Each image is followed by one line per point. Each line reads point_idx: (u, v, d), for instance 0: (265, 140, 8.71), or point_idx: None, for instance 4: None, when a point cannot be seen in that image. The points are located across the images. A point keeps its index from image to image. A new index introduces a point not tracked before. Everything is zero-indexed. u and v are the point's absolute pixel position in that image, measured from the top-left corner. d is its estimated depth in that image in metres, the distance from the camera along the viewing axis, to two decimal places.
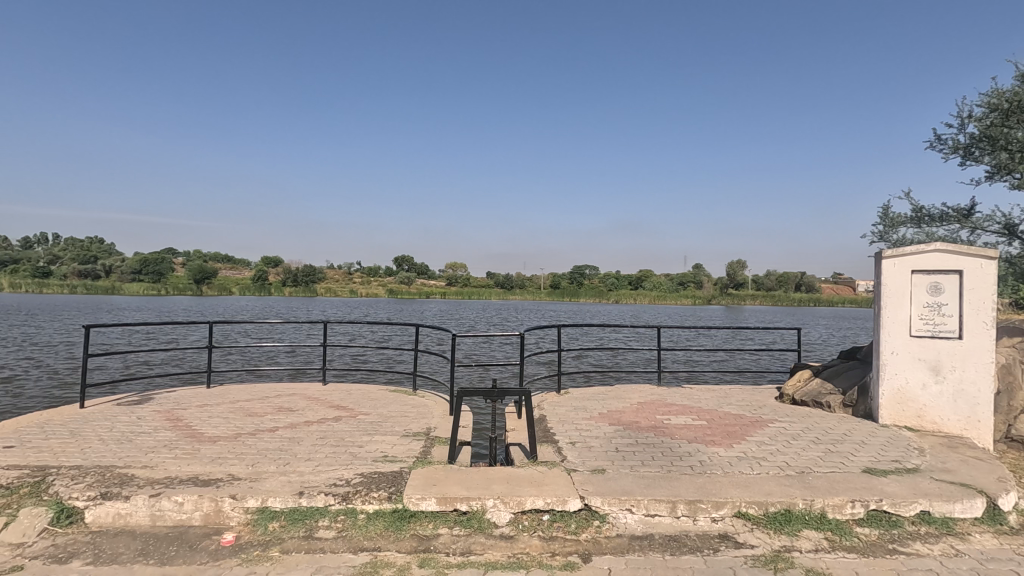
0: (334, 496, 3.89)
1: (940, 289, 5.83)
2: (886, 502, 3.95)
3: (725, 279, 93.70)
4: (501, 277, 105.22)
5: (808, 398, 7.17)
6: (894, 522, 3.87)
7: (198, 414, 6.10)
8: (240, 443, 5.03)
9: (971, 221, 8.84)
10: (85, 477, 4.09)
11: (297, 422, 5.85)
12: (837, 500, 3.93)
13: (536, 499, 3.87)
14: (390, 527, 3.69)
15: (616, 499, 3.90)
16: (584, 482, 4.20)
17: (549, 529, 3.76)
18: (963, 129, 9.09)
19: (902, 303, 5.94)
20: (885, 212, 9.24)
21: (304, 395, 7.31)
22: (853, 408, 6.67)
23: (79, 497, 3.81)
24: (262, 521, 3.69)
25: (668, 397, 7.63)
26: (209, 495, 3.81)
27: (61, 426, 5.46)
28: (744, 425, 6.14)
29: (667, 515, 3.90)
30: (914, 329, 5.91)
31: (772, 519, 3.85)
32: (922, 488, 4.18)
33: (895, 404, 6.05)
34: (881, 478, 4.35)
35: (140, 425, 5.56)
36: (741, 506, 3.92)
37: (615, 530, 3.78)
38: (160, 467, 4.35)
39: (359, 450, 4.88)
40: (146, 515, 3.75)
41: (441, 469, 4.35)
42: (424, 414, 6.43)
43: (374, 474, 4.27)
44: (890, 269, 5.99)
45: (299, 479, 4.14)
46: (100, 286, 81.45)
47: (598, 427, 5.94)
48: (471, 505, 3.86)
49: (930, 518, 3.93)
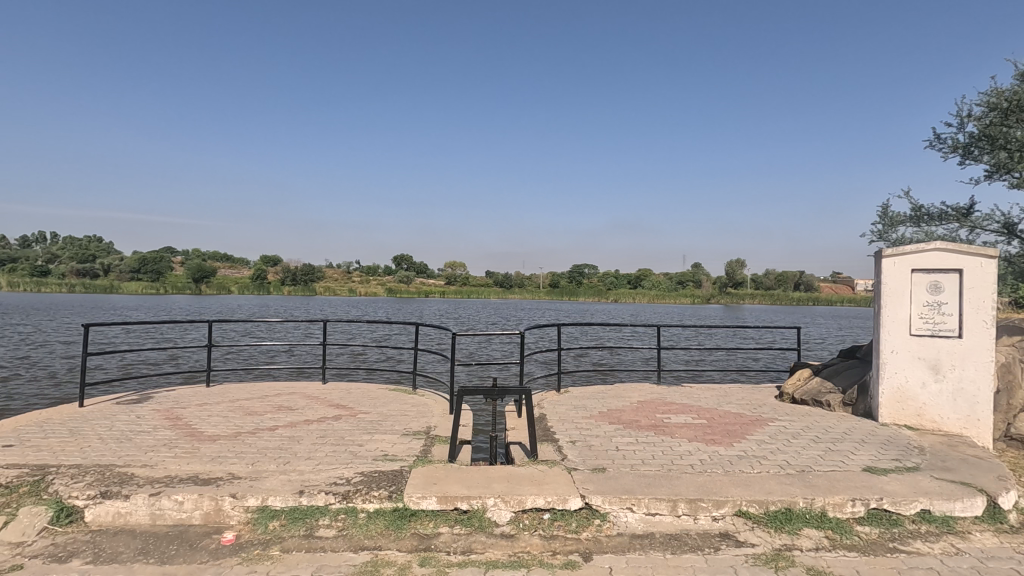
0: (335, 495, 3.89)
1: (940, 287, 5.83)
2: (886, 501, 3.95)
3: (725, 278, 93.70)
4: (500, 276, 105.09)
5: (807, 397, 7.17)
6: (894, 521, 3.88)
7: (198, 413, 6.09)
8: (240, 442, 5.02)
9: (970, 220, 8.85)
10: (85, 476, 4.08)
11: (297, 421, 5.85)
12: (837, 499, 3.93)
13: (536, 498, 3.87)
14: (391, 526, 3.68)
15: (617, 498, 3.90)
16: (584, 481, 4.19)
17: (550, 528, 3.76)
18: (963, 128, 9.10)
19: (901, 302, 5.94)
20: (885, 211, 9.25)
21: (304, 393, 7.31)
22: (853, 407, 6.68)
23: (78, 495, 3.80)
24: (262, 520, 3.68)
25: (668, 396, 7.64)
26: (209, 494, 3.80)
27: (61, 425, 5.45)
28: (744, 424, 6.14)
29: (667, 514, 3.90)
30: (914, 328, 5.91)
31: (773, 518, 3.85)
32: (922, 487, 4.18)
33: (895, 403, 6.06)
34: (881, 477, 4.36)
35: (139, 424, 5.55)
36: (741, 505, 3.92)
37: (615, 529, 3.78)
38: (160, 466, 4.34)
39: (360, 449, 4.87)
40: (146, 514, 3.75)
41: (441, 468, 4.34)
42: (425, 413, 6.43)
43: (375, 473, 4.27)
44: (890, 268, 6.00)
45: (299, 478, 4.13)
46: (99, 284, 81.35)
47: (598, 426, 5.94)
48: (472, 504, 3.86)
49: (930, 516, 3.93)
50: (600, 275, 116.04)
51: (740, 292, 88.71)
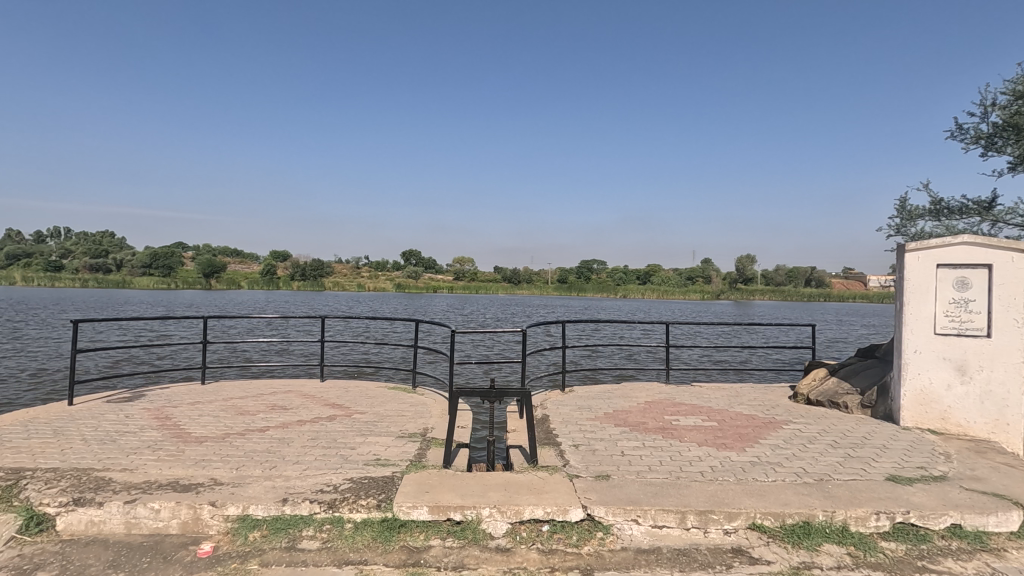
0: (321, 504, 3.66)
1: (967, 284, 5.51)
2: (913, 514, 3.66)
3: (734, 273, 93.03)
4: (506, 272, 104.72)
5: (822, 399, 6.85)
6: (922, 536, 3.58)
7: (188, 412, 5.89)
8: (227, 444, 4.80)
9: (992, 214, 8.47)
10: (61, 480, 3.89)
11: (289, 421, 5.64)
12: (859, 512, 3.65)
13: (534, 509, 3.63)
14: (378, 538, 3.44)
15: (621, 509, 3.65)
16: (586, 489, 3.94)
17: (549, 540, 3.50)
18: (986, 116, 8.71)
19: (926, 299, 5.62)
20: (902, 205, 8.89)
21: (300, 392, 7.08)
22: (871, 410, 6.36)
23: (50, 503, 3.60)
24: (242, 531, 3.45)
25: (677, 397, 7.33)
26: (187, 502, 3.59)
27: (45, 425, 5.26)
28: (756, 427, 5.84)
29: (675, 526, 3.64)
30: (939, 327, 5.58)
31: (790, 532, 3.56)
32: (951, 499, 3.88)
33: (917, 406, 5.73)
34: (906, 488, 4.05)
35: (127, 425, 5.35)
36: (755, 517, 3.65)
37: (619, 542, 3.50)
38: (140, 470, 4.13)
39: (351, 452, 4.64)
40: (121, 522, 3.55)
41: (434, 475, 4.10)
42: (423, 413, 6.20)
43: (364, 479, 4.03)
44: (912, 264, 5.69)
45: (284, 485, 3.90)
46: (111, 279, 82.54)
47: (603, 428, 5.68)
48: (466, 515, 3.61)
49: (961, 532, 3.63)
50: (609, 270, 115.36)
51: (750, 288, 88.13)
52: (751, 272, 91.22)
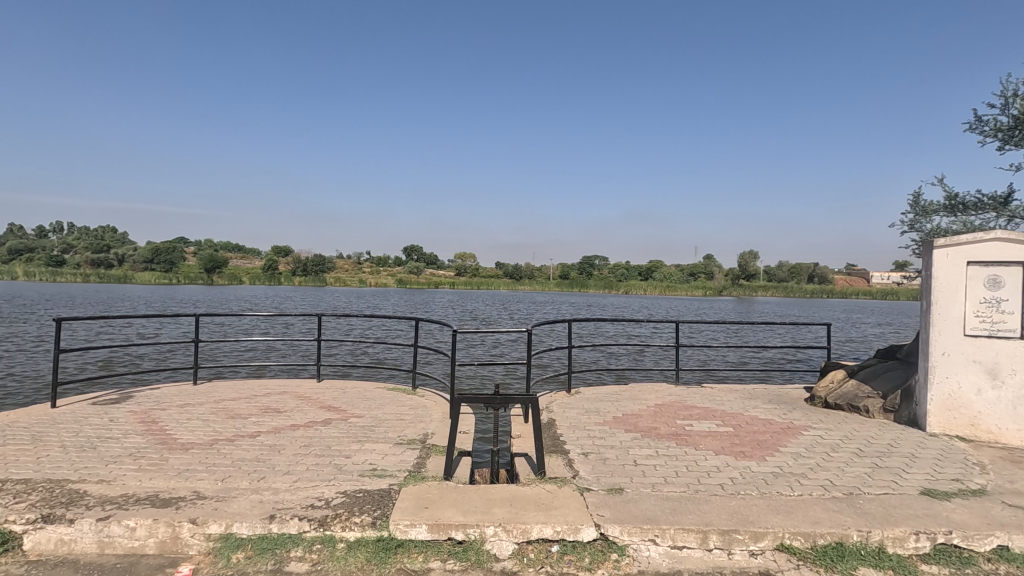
0: (310, 522, 3.37)
1: (1000, 283, 5.18)
2: (956, 535, 3.36)
3: (737, 271, 92.40)
4: (508, 270, 104.03)
5: (842, 402, 6.54)
6: (966, 559, 3.27)
7: (176, 416, 5.59)
8: (214, 451, 4.52)
9: (1009, 209, 8.14)
10: (31, 494, 3.60)
11: (282, 426, 5.34)
12: (897, 532, 3.35)
13: (543, 527, 3.33)
14: (373, 559, 3.14)
15: (637, 528, 3.36)
16: (598, 505, 3.64)
17: (559, 563, 3.20)
18: (1006, 107, 8.33)
19: (954, 299, 5.31)
20: (917, 200, 8.55)
21: (295, 394, 6.78)
22: (895, 414, 6.06)
23: (17, 520, 3.32)
24: (223, 551, 3.16)
25: (689, 400, 7.00)
26: (165, 519, 3.30)
27: (24, 430, 4.98)
28: (774, 433, 5.53)
29: (697, 547, 3.34)
30: (969, 328, 5.26)
31: (822, 554, 3.25)
32: (995, 517, 3.57)
33: (945, 411, 5.43)
34: (945, 503, 3.75)
35: (110, 430, 5.06)
36: (784, 537, 3.34)
37: (636, 565, 3.20)
38: (118, 482, 3.84)
39: (345, 462, 4.34)
40: (94, 541, 3.26)
41: (435, 488, 3.81)
42: (423, 417, 5.90)
43: (359, 493, 3.74)
44: (942, 260, 5.36)
45: (272, 499, 3.61)
46: (113, 274, 82.08)
47: (613, 434, 5.38)
48: (468, 533, 3.32)
49: (1009, 554, 3.31)
50: (611, 267, 114.72)
51: (753, 285, 87.37)
52: (755, 270, 90.83)
